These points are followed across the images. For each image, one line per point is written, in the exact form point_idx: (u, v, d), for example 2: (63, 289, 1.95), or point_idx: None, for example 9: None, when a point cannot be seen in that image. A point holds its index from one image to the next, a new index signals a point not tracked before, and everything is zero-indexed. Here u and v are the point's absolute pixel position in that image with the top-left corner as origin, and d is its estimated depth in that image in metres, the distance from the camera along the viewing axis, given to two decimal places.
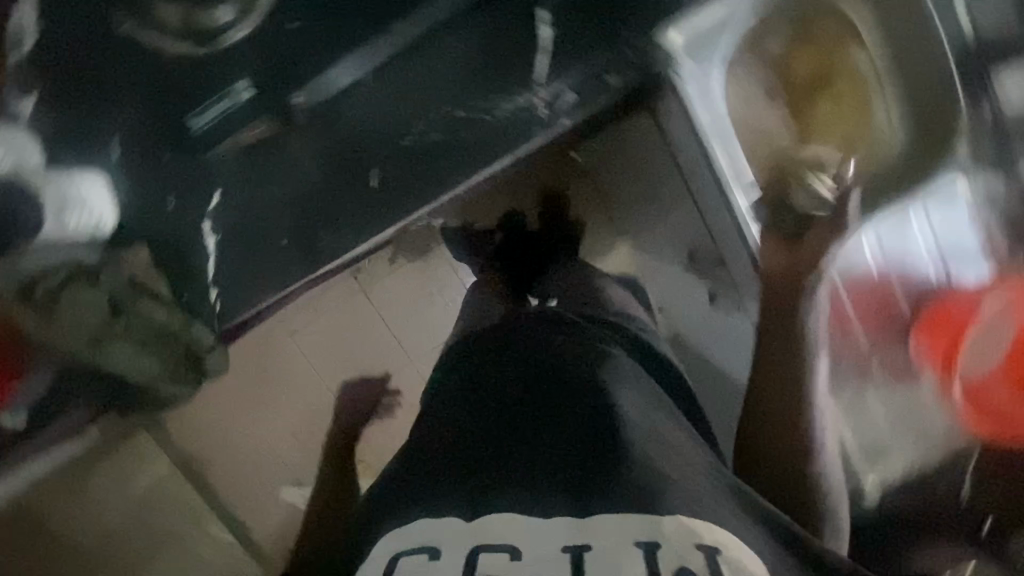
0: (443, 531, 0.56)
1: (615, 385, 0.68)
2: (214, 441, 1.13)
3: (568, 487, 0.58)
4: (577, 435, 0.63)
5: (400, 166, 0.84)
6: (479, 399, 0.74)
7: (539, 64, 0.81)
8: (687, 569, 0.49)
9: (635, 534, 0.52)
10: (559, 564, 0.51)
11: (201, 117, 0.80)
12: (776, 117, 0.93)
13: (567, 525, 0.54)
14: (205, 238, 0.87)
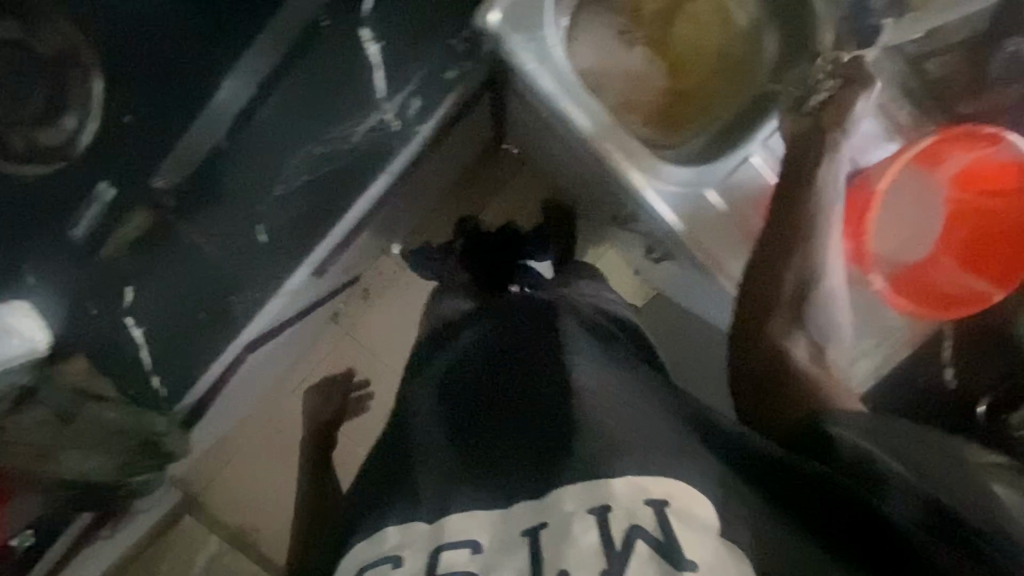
0: (406, 538, 0.60)
1: (571, 355, 0.65)
2: (264, 479, 1.36)
3: (530, 470, 0.58)
4: (529, 420, 0.63)
5: (286, 214, 0.87)
6: (444, 400, 0.74)
7: (377, 81, 0.82)
8: (639, 528, 0.47)
9: (587, 503, 0.51)
10: (520, 549, 0.52)
11: (81, 224, 0.81)
12: (641, 56, 0.90)
13: (523, 510, 0.55)
14: (132, 335, 0.89)
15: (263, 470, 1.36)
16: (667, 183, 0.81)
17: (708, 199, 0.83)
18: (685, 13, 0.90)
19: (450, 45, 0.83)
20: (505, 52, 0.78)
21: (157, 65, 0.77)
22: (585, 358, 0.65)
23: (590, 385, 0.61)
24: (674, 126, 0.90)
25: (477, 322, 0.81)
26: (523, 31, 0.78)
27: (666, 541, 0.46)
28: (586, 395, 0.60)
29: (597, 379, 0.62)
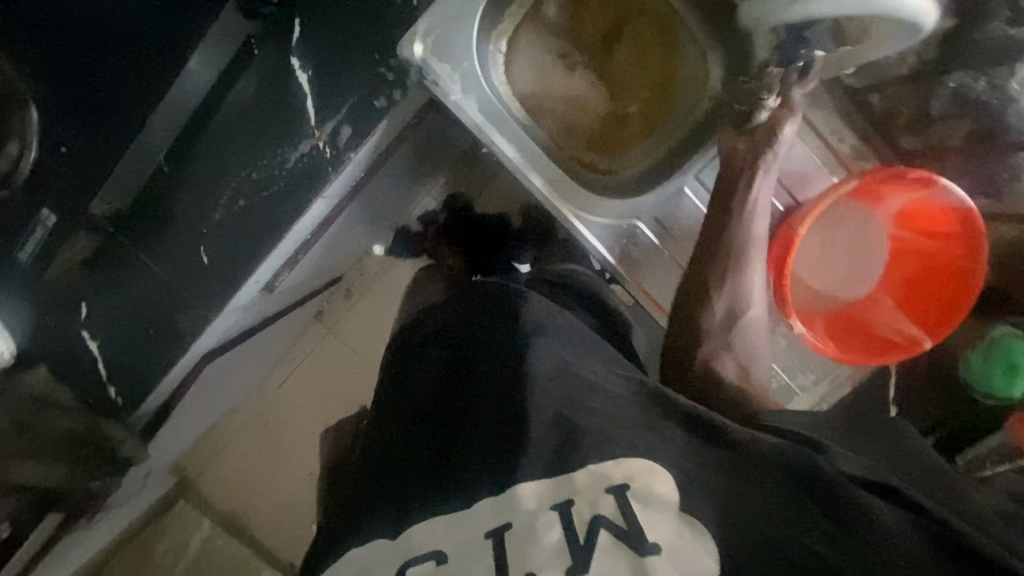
0: (378, 554, 0.60)
1: (534, 338, 0.65)
2: (248, 480, 1.44)
3: (497, 455, 0.58)
4: (486, 416, 0.62)
5: (225, 237, 0.88)
6: (410, 398, 0.73)
7: (307, 108, 0.83)
8: (601, 517, 0.51)
9: (550, 497, 0.54)
10: (483, 551, 0.54)
11: (27, 249, 0.86)
12: (585, 80, 0.88)
13: (487, 507, 0.56)
14: (87, 345, 0.94)
15: (247, 468, 1.44)
16: (594, 215, 0.83)
17: (637, 231, 0.83)
18: (630, 38, 0.87)
19: (377, 72, 0.80)
20: (429, 84, 0.79)
21: (80, 93, 0.76)
22: (551, 337, 0.66)
23: (551, 375, 0.61)
24: (618, 152, 0.88)
25: (437, 315, 0.80)
26: (447, 62, 0.79)
27: (628, 528, 0.50)
28: (550, 374, 0.61)
29: (564, 362, 0.63)
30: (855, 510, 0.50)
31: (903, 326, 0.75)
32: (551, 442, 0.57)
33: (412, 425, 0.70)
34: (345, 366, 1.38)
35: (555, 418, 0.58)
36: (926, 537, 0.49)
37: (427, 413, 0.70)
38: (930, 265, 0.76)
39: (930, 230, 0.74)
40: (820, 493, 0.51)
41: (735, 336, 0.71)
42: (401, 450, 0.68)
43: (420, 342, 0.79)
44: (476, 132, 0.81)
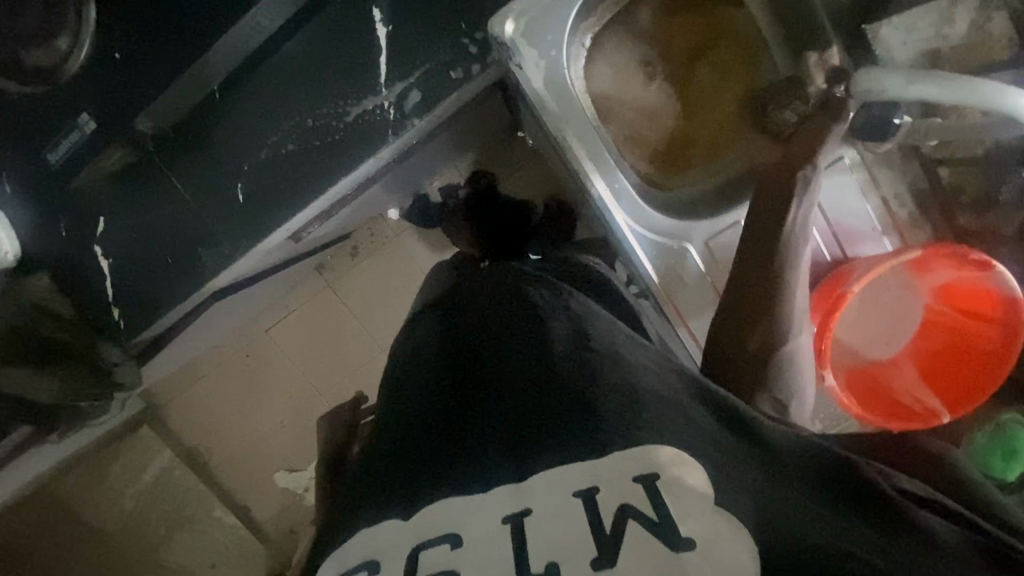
0: (387, 540, 0.49)
1: (553, 317, 0.60)
2: (225, 427, 1.33)
3: (518, 441, 0.52)
4: (514, 393, 0.56)
5: (266, 179, 0.86)
6: (411, 377, 0.66)
7: (380, 62, 0.82)
8: (630, 506, 0.42)
9: (574, 483, 0.46)
10: (501, 537, 0.45)
11: (58, 152, 0.81)
12: (660, 93, 0.87)
13: (505, 493, 0.48)
14: (100, 262, 0.90)
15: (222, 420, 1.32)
16: (647, 229, 0.83)
17: (688, 254, 0.83)
18: (716, 58, 0.86)
19: (459, 43, 0.82)
20: (514, 66, 0.80)
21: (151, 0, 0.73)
22: (574, 314, 0.60)
23: (573, 355, 0.55)
24: (677, 174, 0.87)
25: (450, 294, 0.73)
26: (536, 47, 0.79)
27: (659, 518, 0.41)
28: (574, 352, 0.56)
29: (585, 341, 0.56)
30: (902, 519, 0.42)
31: (925, 397, 0.75)
32: (572, 422, 0.50)
33: (414, 409, 0.62)
34: (339, 326, 1.29)
35: (576, 393, 0.52)
36: (975, 551, 0.40)
37: (431, 394, 0.62)
38: (962, 344, 0.77)
39: (966, 309, 0.76)
40: (852, 482, 0.45)
41: (773, 372, 0.61)
42: (403, 430, 0.60)
43: (434, 311, 0.73)
44: (554, 117, 0.81)
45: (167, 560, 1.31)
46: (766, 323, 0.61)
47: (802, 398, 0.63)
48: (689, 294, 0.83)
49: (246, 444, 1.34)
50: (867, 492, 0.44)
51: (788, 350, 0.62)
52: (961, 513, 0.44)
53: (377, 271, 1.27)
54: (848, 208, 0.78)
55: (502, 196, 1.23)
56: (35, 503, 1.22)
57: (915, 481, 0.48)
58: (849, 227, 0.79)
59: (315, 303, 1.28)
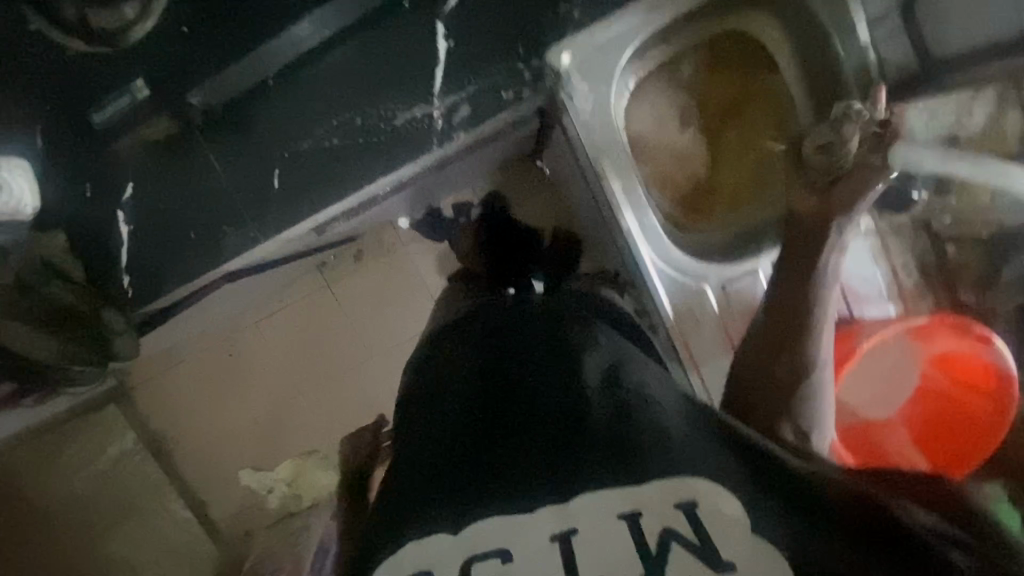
0: (436, 553, 0.45)
1: (583, 354, 0.61)
2: (201, 415, 1.27)
3: (554, 458, 0.49)
4: (547, 413, 0.54)
5: (305, 167, 0.87)
6: (433, 404, 0.64)
7: (436, 76, 0.85)
8: (674, 531, 0.41)
9: (618, 504, 0.43)
10: (549, 557, 0.42)
11: (103, 113, 0.80)
12: (694, 139, 0.92)
13: (550, 509, 0.45)
14: (121, 229, 0.89)
15: (202, 409, 1.27)
16: (667, 265, 0.86)
17: (702, 295, 0.86)
18: (747, 114, 0.92)
19: (515, 68, 0.85)
20: (564, 96, 0.85)
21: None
22: (604, 354, 0.61)
23: (599, 388, 0.55)
24: (699, 219, 0.91)
25: (468, 329, 0.74)
26: (587, 81, 0.85)
27: (701, 544, 0.40)
28: (607, 388, 0.55)
29: (613, 378, 0.57)
30: (923, 552, 0.41)
31: (914, 460, 0.78)
32: (611, 447, 0.48)
33: (438, 429, 0.58)
34: (340, 326, 1.28)
35: (613, 421, 0.50)
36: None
37: (457, 415, 0.59)
38: (955, 412, 0.80)
39: (962, 380, 0.79)
40: (867, 514, 0.43)
41: (800, 398, 0.61)
42: (428, 450, 0.57)
43: (455, 342, 0.73)
44: (594, 142, 0.85)
45: (112, 548, 1.24)
46: (790, 355, 0.63)
47: (821, 433, 0.63)
48: (699, 333, 0.87)
49: (222, 436, 1.27)
50: (883, 523, 0.43)
51: (815, 379, 0.63)
52: (977, 546, 0.43)
53: (386, 277, 1.27)
54: (854, 272, 0.84)
55: (513, 220, 1.27)
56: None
57: (929, 513, 0.47)
58: (852, 290, 0.85)
59: (319, 300, 1.27)
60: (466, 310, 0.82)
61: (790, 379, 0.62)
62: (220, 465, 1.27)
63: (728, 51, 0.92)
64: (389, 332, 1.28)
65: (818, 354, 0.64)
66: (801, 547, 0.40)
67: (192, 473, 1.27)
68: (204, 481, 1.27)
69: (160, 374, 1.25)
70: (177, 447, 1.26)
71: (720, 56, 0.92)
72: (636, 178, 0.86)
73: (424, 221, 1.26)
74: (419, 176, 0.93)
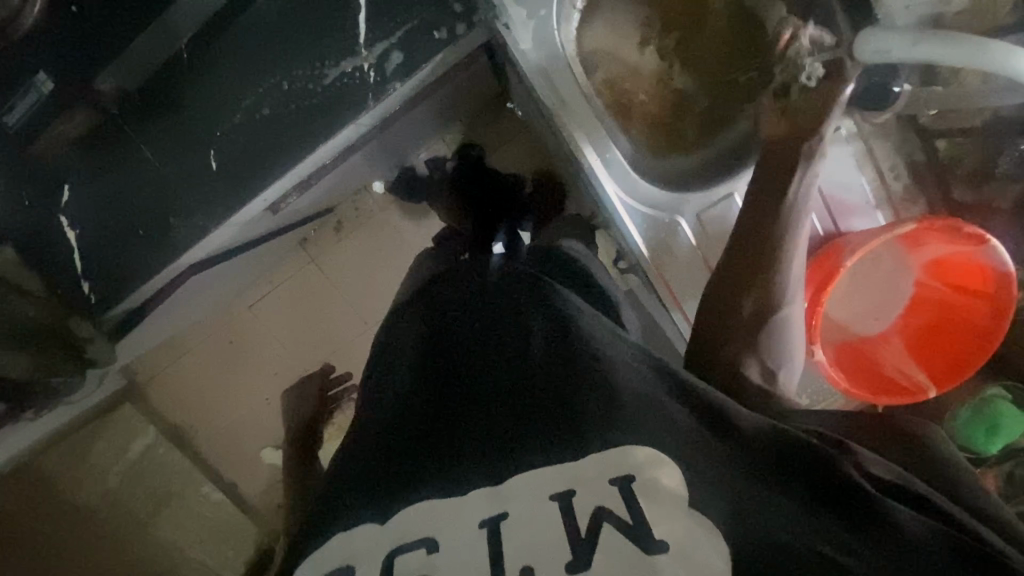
0: (364, 545, 0.46)
1: (536, 319, 0.58)
2: (201, 408, 1.28)
3: (501, 441, 0.49)
4: (495, 392, 0.54)
5: (242, 143, 0.82)
6: (389, 369, 0.62)
7: (359, 21, 0.79)
8: (606, 510, 0.40)
9: (551, 486, 0.43)
10: (476, 543, 0.42)
11: (14, 116, 0.75)
12: (654, 58, 0.83)
13: (483, 495, 0.45)
14: (66, 232, 0.85)
15: (200, 401, 1.27)
16: (638, 202, 0.81)
17: (678, 227, 0.82)
18: (713, 20, 0.82)
19: (445, 2, 0.79)
20: (501, 27, 0.77)
21: None
22: (559, 312, 0.58)
23: (547, 358, 0.53)
24: (671, 142, 0.84)
25: (435, 280, 0.70)
26: (524, 7, 0.77)
27: (634, 523, 0.39)
28: (556, 355, 0.53)
29: (564, 342, 0.54)
30: (871, 517, 0.38)
31: (911, 371, 0.75)
32: (557, 422, 0.48)
33: (393, 404, 0.58)
34: (323, 301, 1.24)
35: (561, 394, 0.50)
36: (949, 545, 0.36)
37: (412, 386, 0.59)
38: (950, 316, 0.76)
39: (959, 285, 0.75)
40: (817, 474, 0.41)
41: (765, 339, 0.57)
42: (381, 425, 0.56)
43: (415, 297, 0.69)
44: (540, 75, 0.78)
45: (158, 536, 1.26)
46: (753, 283, 0.59)
47: (789, 368, 0.59)
48: (679, 264, 0.83)
49: (226, 426, 1.28)
50: (830, 483, 0.41)
51: (781, 320, 0.59)
52: (933, 500, 0.41)
53: (363, 245, 1.23)
54: (842, 177, 0.77)
55: (488, 168, 1.19)
56: (26, 484, 1.20)
57: (884, 463, 0.45)
58: (838, 196, 0.77)
59: (297, 280, 1.24)
60: (439, 266, 0.79)
61: (756, 311, 0.58)
62: (229, 453, 1.29)
63: None
64: (376, 304, 1.25)
65: (791, 274, 0.60)
66: (733, 508, 0.39)
67: (202, 464, 1.29)
68: (217, 469, 1.30)
69: (162, 371, 1.25)
70: (184, 441, 1.28)
71: None
72: (593, 104, 0.80)
73: (392, 184, 1.20)
74: (365, 138, 0.86)
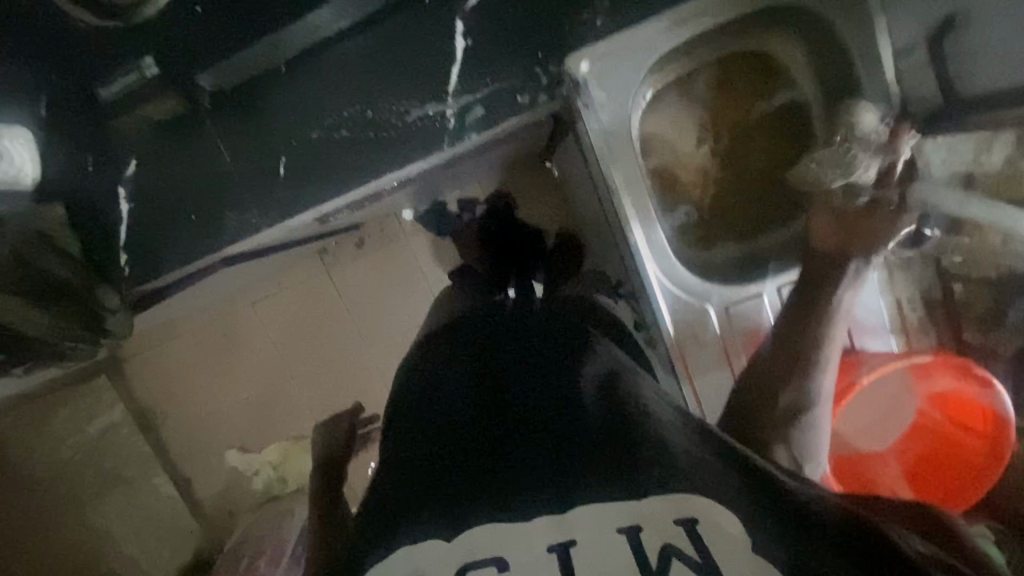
0: (432, 555, 0.42)
1: (582, 363, 0.59)
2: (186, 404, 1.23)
3: (556, 465, 0.47)
4: (544, 419, 0.52)
5: (313, 157, 0.86)
6: (424, 397, 0.62)
7: (452, 73, 0.84)
8: (673, 546, 0.38)
9: (616, 517, 0.41)
10: (546, 568, 0.39)
11: (112, 89, 0.80)
12: (704, 158, 0.92)
13: (547, 518, 0.42)
14: (120, 205, 0.86)
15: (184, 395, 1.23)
16: (673, 283, 0.87)
17: (707, 314, 0.86)
18: (758, 138, 0.92)
19: (532, 72, 0.84)
20: (580, 104, 0.85)
21: None
22: (601, 360, 0.60)
23: (597, 397, 0.53)
24: (713, 235, 0.92)
25: (474, 324, 0.71)
26: (604, 91, 0.86)
27: (702, 559, 0.37)
28: (603, 395, 0.54)
29: (614, 386, 0.55)
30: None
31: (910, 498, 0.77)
32: (612, 451, 0.46)
33: (440, 424, 0.56)
34: (336, 315, 1.24)
35: (613, 429, 0.48)
36: None
37: (454, 409, 0.58)
38: (946, 449, 0.80)
39: (956, 418, 0.79)
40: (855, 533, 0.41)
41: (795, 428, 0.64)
42: (428, 445, 0.54)
43: (450, 336, 0.70)
44: (604, 150, 0.86)
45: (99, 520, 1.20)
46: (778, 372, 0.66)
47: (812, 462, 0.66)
48: (700, 348, 0.87)
49: (210, 424, 1.24)
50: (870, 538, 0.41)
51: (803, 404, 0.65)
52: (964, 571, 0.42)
53: (391, 266, 1.24)
54: (862, 303, 0.86)
55: (519, 221, 1.23)
56: None
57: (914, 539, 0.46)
58: (857, 320, 0.86)
59: (315, 288, 1.24)
60: (463, 310, 0.82)
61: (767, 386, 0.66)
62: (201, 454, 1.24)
63: (748, 71, 0.91)
64: (395, 332, 1.25)
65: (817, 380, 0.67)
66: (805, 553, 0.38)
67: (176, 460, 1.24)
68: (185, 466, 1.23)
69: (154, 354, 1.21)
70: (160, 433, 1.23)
71: (736, 76, 0.91)
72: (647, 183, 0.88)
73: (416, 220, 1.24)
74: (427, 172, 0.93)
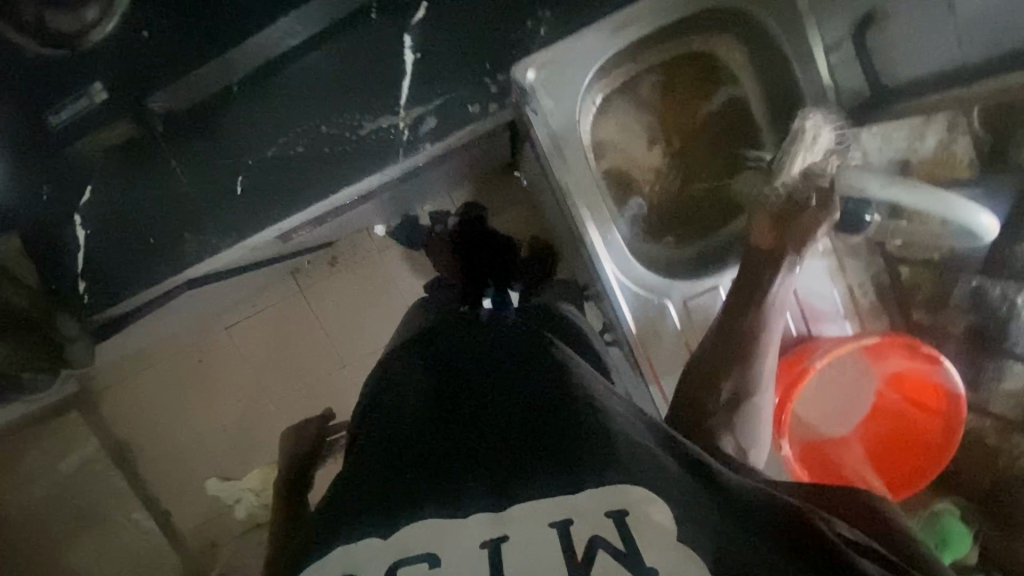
0: (366, 556, 0.42)
1: (540, 368, 0.59)
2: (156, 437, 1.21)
3: (506, 467, 0.47)
4: (499, 424, 0.53)
5: (269, 176, 0.86)
6: (382, 408, 0.61)
7: (403, 88, 0.85)
8: (600, 538, 0.39)
9: (549, 512, 0.42)
10: (476, 565, 0.40)
11: (61, 116, 0.79)
12: (655, 158, 0.96)
13: (485, 516, 0.43)
14: (76, 233, 0.85)
15: (155, 426, 1.21)
16: (632, 281, 0.88)
17: (665, 311, 0.89)
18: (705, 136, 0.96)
19: (482, 82, 0.86)
20: (529, 112, 0.87)
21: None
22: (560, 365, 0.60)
23: (552, 400, 0.54)
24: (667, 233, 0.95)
25: (440, 334, 0.71)
26: (551, 97, 0.88)
27: (626, 548, 0.38)
28: (558, 397, 0.54)
29: (570, 388, 0.55)
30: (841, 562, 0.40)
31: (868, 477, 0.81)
32: (560, 452, 0.47)
33: (395, 429, 0.56)
34: (307, 336, 1.24)
35: (565, 430, 0.49)
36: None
37: (411, 415, 0.57)
38: (906, 433, 0.83)
39: (913, 401, 0.82)
40: (787, 522, 0.42)
41: (740, 416, 0.65)
42: (381, 451, 0.54)
43: (416, 345, 0.70)
44: (556, 156, 0.89)
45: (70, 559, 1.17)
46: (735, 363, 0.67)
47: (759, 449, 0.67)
48: (662, 343, 0.89)
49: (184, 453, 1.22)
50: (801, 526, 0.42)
51: (756, 390, 0.67)
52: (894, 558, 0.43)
53: (360, 282, 1.24)
54: (816, 291, 0.88)
55: (489, 231, 1.19)
56: None
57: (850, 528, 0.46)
58: (812, 308, 0.88)
59: (284, 310, 1.23)
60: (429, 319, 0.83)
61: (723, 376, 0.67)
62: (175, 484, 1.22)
63: (692, 73, 0.95)
64: (367, 349, 1.25)
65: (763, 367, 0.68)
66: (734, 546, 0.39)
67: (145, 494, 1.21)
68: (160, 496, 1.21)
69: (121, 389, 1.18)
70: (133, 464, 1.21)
71: (680, 78, 0.95)
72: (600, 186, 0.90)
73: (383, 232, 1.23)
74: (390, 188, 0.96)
